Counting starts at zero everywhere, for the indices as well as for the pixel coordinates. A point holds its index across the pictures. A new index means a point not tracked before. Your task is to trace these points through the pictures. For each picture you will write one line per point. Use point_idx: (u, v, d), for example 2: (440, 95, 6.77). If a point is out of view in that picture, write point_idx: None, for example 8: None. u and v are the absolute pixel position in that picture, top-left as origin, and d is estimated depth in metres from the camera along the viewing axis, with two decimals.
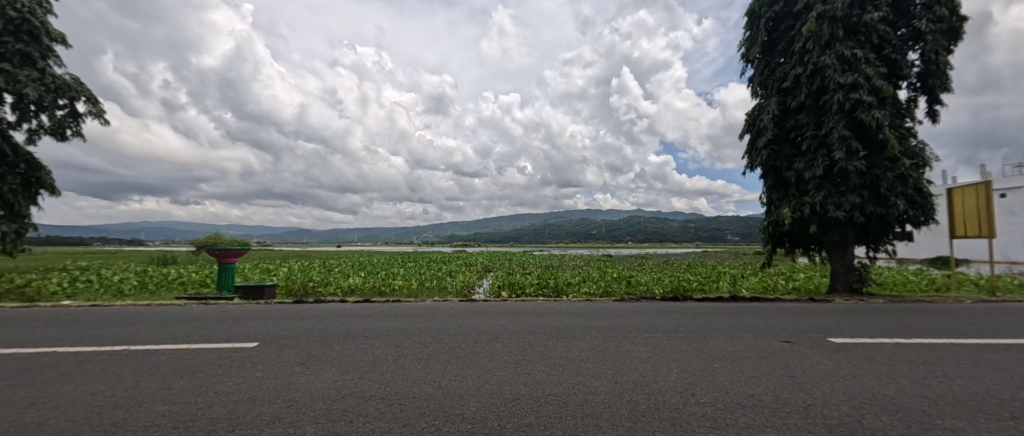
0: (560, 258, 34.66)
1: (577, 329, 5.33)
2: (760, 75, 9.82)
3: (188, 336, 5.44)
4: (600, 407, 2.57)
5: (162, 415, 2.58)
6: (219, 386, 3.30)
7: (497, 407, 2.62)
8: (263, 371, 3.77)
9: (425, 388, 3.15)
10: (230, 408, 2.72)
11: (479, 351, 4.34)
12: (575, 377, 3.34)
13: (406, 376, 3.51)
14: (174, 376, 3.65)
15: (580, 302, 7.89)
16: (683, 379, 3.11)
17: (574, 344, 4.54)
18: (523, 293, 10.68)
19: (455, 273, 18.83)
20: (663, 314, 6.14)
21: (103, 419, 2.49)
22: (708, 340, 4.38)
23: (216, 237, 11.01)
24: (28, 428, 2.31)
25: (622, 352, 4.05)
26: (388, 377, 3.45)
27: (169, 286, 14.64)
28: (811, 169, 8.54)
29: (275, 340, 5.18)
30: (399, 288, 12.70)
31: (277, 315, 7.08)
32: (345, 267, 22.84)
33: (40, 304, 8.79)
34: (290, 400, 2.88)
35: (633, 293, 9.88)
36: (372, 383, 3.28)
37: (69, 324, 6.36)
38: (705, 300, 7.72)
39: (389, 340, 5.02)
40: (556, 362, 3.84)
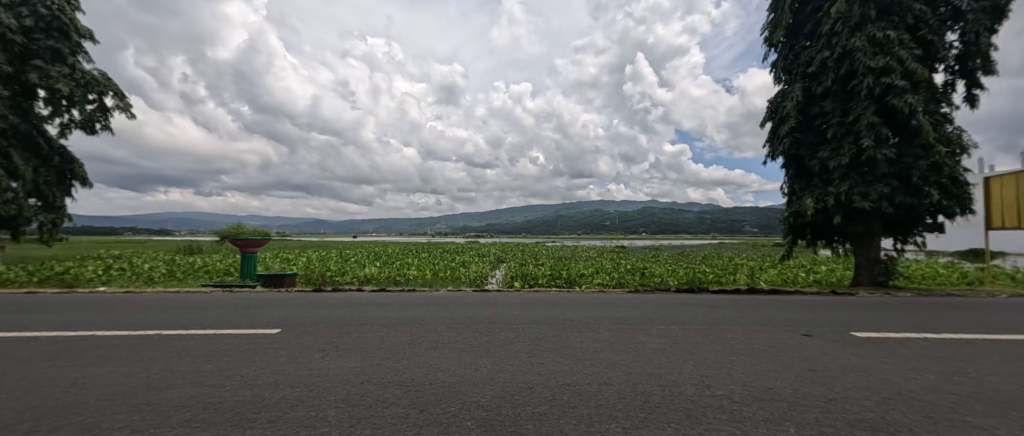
0: (573, 249, 34.27)
1: (587, 320, 4.23)
2: (783, 60, 9.23)
3: (196, 302, 5.57)
4: (613, 397, 1.87)
5: (18, 389, 2.12)
6: (112, 371, 2.41)
7: (511, 396, 1.92)
8: (233, 348, 2.94)
9: (439, 374, 2.33)
10: (122, 382, 2.21)
11: (493, 340, 3.20)
12: (584, 358, 2.68)
13: (424, 358, 2.72)
14: (91, 347, 3.04)
15: (592, 292, 7.26)
16: (697, 371, 2.34)
17: (585, 334, 3.46)
18: (533, 283, 9.75)
19: (467, 262, 18.95)
20: (678, 304, 5.67)
21: (9, 398, 1.98)
22: (720, 331, 3.72)
23: (237, 227, 9.23)
24: None
25: (634, 344, 3.08)
26: (408, 363, 2.55)
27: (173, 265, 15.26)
28: (836, 158, 8.12)
29: (243, 309, 4.84)
30: (414, 276, 11.63)
31: (247, 295, 6.41)
32: (356, 255, 23.39)
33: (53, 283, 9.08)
34: (313, 383, 2.15)
35: (646, 285, 8.83)
36: (385, 370, 2.41)
37: (83, 293, 6.69)
38: (716, 292, 7.64)
39: (409, 310, 4.79)
40: (571, 352, 2.82)
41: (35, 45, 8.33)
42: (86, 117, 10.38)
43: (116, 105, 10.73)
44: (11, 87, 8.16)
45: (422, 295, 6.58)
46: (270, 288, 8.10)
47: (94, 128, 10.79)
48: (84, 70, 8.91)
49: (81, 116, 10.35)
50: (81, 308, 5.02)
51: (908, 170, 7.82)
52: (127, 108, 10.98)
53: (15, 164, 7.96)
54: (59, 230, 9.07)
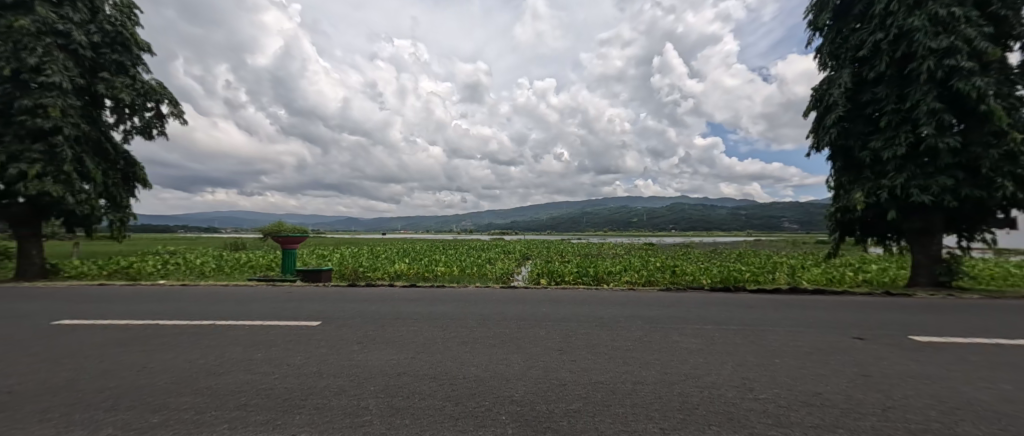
0: (599, 246, 33.71)
1: (618, 318, 4.16)
2: (830, 44, 8.62)
3: (244, 295, 5.95)
4: (649, 397, 1.83)
5: (97, 372, 2.34)
6: (176, 357, 2.63)
7: (544, 392, 1.93)
8: (278, 339, 3.12)
9: (473, 369, 2.36)
10: (184, 367, 2.40)
11: (523, 336, 3.22)
12: (617, 356, 2.63)
13: (458, 352, 2.76)
14: (156, 335, 3.34)
15: (622, 290, 7.10)
16: (737, 373, 2.25)
17: (617, 332, 3.40)
18: (561, 279, 9.72)
19: (493, 259, 19.14)
20: (713, 304, 5.47)
21: (92, 380, 2.19)
22: (761, 332, 3.54)
23: (279, 225, 9.86)
24: (25, 379, 2.19)
25: (668, 344, 3.00)
26: (441, 357, 2.62)
27: (220, 261, 16.38)
28: (891, 149, 7.51)
29: (285, 302, 5.12)
30: (441, 272, 11.86)
31: (287, 289, 6.77)
32: (387, 252, 24.20)
33: (120, 275, 9.93)
34: (353, 373, 2.25)
35: (678, 283, 8.56)
36: (423, 363, 2.48)
37: (145, 285, 7.29)
38: (753, 291, 7.31)
39: (439, 306, 4.89)
40: (603, 350, 2.78)
41: (102, 58, 9.14)
42: (145, 124, 11.28)
43: (171, 112, 11.59)
44: (84, 98, 9.00)
45: (451, 291, 6.71)
46: (309, 282, 8.53)
47: (152, 134, 11.74)
48: (143, 80, 9.68)
49: (142, 123, 11.27)
50: (145, 299, 5.51)
51: (976, 160, 7.10)
52: (180, 114, 11.82)
53: (87, 168, 8.79)
54: (126, 228, 9.91)
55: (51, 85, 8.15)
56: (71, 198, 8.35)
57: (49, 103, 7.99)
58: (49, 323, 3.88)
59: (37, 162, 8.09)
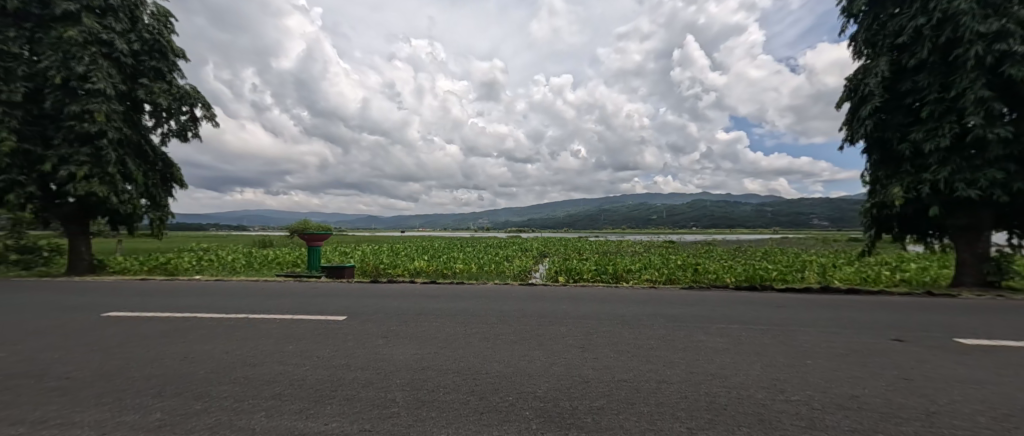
0: (617, 244, 33.30)
1: (640, 316, 4.10)
2: (865, 31, 8.18)
3: (274, 290, 6.21)
4: (674, 396, 1.81)
5: (145, 360, 2.49)
6: (214, 348, 2.77)
7: (567, 389, 1.93)
8: (308, 332, 3.24)
9: (495, 365, 2.38)
10: (222, 357, 2.53)
11: (544, 333, 3.23)
12: (640, 354, 2.60)
13: (481, 348, 2.79)
14: (195, 327, 3.52)
15: (642, 288, 7.00)
16: (767, 373, 2.19)
17: (639, 330, 3.36)
18: (580, 277, 9.68)
19: (511, 256, 19.21)
20: (738, 303, 5.32)
21: (140, 368, 2.34)
22: (790, 332, 3.42)
23: (305, 223, 10.22)
24: (82, 367, 2.36)
25: (693, 343, 2.94)
26: (464, 352, 2.66)
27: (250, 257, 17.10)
28: (933, 140, 7.08)
29: (312, 298, 5.30)
30: (461, 269, 12.01)
31: (313, 284, 7.01)
32: (407, 249, 24.67)
33: (160, 271, 10.53)
34: (379, 367, 2.32)
35: (701, 282, 8.36)
36: (447, 358, 2.52)
37: (183, 280, 7.71)
38: (780, 291, 7.06)
39: (459, 302, 4.96)
40: (625, 348, 2.76)
41: (142, 65, 9.65)
42: (181, 127, 11.86)
43: (204, 115, 12.15)
44: (125, 103, 9.52)
45: (471, 287, 6.79)
46: (334, 278, 8.81)
47: (187, 137, 12.34)
48: (179, 85, 10.17)
49: (178, 126, 11.86)
50: (184, 294, 5.82)
51: None
52: (212, 117, 12.37)
53: (129, 169, 9.33)
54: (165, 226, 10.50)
55: (96, 91, 8.66)
56: (114, 198, 8.90)
57: (95, 109, 8.49)
58: (99, 315, 4.16)
59: (85, 164, 8.63)
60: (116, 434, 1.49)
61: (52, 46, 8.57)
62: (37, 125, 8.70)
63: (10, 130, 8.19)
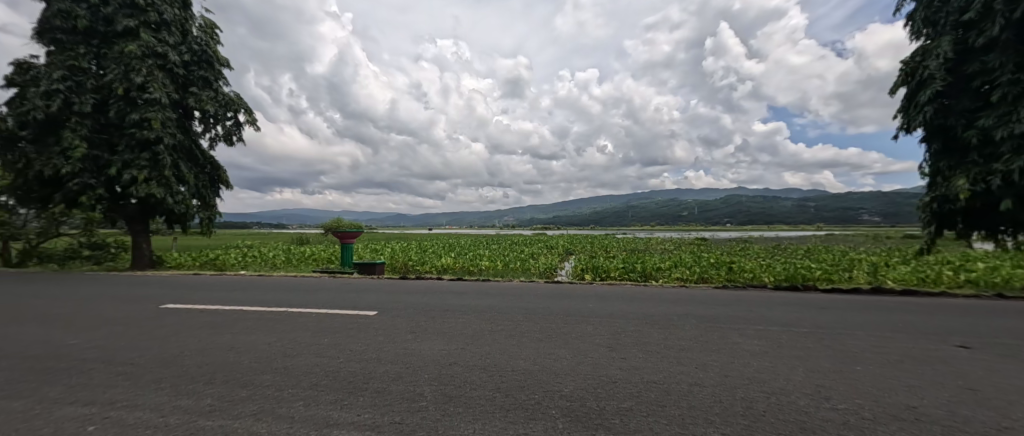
0: (645, 241, 32.44)
1: (670, 316, 3.98)
2: (924, 9, 7.46)
3: (311, 285, 6.54)
4: (707, 400, 1.73)
5: (196, 350, 2.70)
6: (256, 340, 2.95)
7: (594, 389, 1.90)
8: (341, 326, 3.38)
9: (520, 363, 2.38)
10: (262, 349, 2.69)
11: (570, 331, 3.19)
12: (670, 355, 2.52)
13: (508, 345, 2.81)
14: (240, 319, 3.77)
15: (672, 286, 6.78)
16: (810, 379, 2.05)
17: (669, 330, 3.26)
18: (606, 274, 9.50)
19: (537, 254, 19.14)
20: (777, 304, 5.04)
21: (192, 356, 2.54)
22: (836, 336, 3.20)
23: (338, 221, 10.68)
24: (145, 354, 2.59)
25: (727, 345, 2.82)
26: (490, 349, 2.68)
27: (288, 254, 18.08)
28: (1006, 126, 6.36)
29: (345, 293, 5.53)
30: (486, 266, 12.12)
31: (346, 280, 7.31)
32: (435, 246, 25.23)
33: (210, 266, 11.36)
34: (408, 361, 2.39)
35: (735, 281, 7.98)
36: (475, 354, 2.56)
37: (228, 275, 8.23)
38: (824, 291, 6.62)
39: (485, 299, 5.02)
40: (655, 348, 2.68)
41: (192, 75, 10.39)
42: (226, 132, 12.69)
43: (247, 120, 12.92)
44: (178, 111, 10.30)
45: (497, 284, 6.85)
46: (366, 274, 9.16)
47: (232, 140, 13.18)
48: (224, 93, 10.87)
49: (224, 131, 12.71)
50: (230, 288, 6.25)
51: None
52: (254, 121, 13.14)
53: (182, 172, 10.11)
54: (213, 224, 11.30)
55: (153, 101, 9.42)
56: (170, 199, 9.67)
57: (152, 117, 9.24)
58: (158, 307, 4.55)
59: (144, 168, 9.41)
60: (173, 416, 1.62)
61: (115, 60, 9.40)
62: (103, 133, 9.59)
63: (81, 138, 9.08)
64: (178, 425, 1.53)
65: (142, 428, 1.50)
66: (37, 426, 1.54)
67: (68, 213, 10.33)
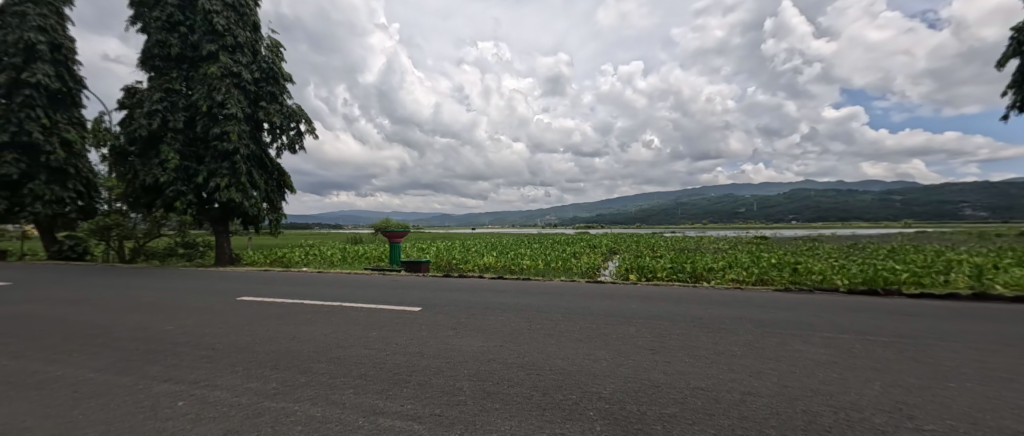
0: (697, 240, 30.58)
1: (722, 320, 3.70)
2: None
3: (362, 282, 6.99)
4: (762, 411, 1.60)
5: (264, 338, 3.00)
6: (313, 331, 3.21)
7: (635, 392, 1.83)
8: (388, 321, 3.57)
9: (558, 363, 2.36)
10: (319, 339, 2.93)
11: (611, 332, 3.10)
12: (721, 361, 2.35)
13: (547, 344, 2.80)
14: (301, 312, 4.12)
15: (725, 289, 6.32)
16: (888, 395, 1.81)
17: (721, 335, 3.04)
18: (652, 275, 9.07)
19: (579, 253, 18.79)
20: (850, 309, 4.50)
21: (259, 344, 2.83)
22: (923, 347, 2.79)
23: (386, 222, 11.30)
24: (223, 340, 2.93)
25: (788, 353, 2.57)
26: (528, 347, 2.69)
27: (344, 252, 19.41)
28: None
29: (392, 289, 5.83)
30: (527, 265, 12.14)
31: (394, 277, 7.70)
32: (478, 245, 25.75)
33: (278, 263, 12.56)
34: (449, 356, 2.47)
35: (800, 283, 7.23)
36: (513, 352, 2.57)
37: (291, 272, 9.02)
38: (911, 297, 5.78)
39: (525, 298, 5.02)
40: (704, 353, 2.52)
41: (262, 90, 11.53)
42: (290, 141, 13.94)
43: (307, 129, 14.09)
44: (250, 123, 11.49)
45: (537, 283, 6.82)
46: (411, 272, 9.58)
47: (295, 149, 14.43)
48: (288, 105, 11.92)
49: (288, 140, 13.97)
50: (294, 283, 6.86)
51: None
52: (313, 130, 14.29)
53: (255, 179, 11.29)
54: (281, 225, 12.47)
55: (230, 116, 10.60)
56: (246, 203, 10.85)
57: (230, 130, 10.40)
58: (236, 299, 5.12)
59: (225, 176, 10.64)
60: (244, 396, 1.81)
61: (200, 82, 10.71)
62: (192, 146, 10.98)
63: (175, 151, 10.48)
64: (248, 405, 1.71)
65: (221, 406, 1.70)
66: (141, 399, 1.80)
67: (166, 216, 11.98)
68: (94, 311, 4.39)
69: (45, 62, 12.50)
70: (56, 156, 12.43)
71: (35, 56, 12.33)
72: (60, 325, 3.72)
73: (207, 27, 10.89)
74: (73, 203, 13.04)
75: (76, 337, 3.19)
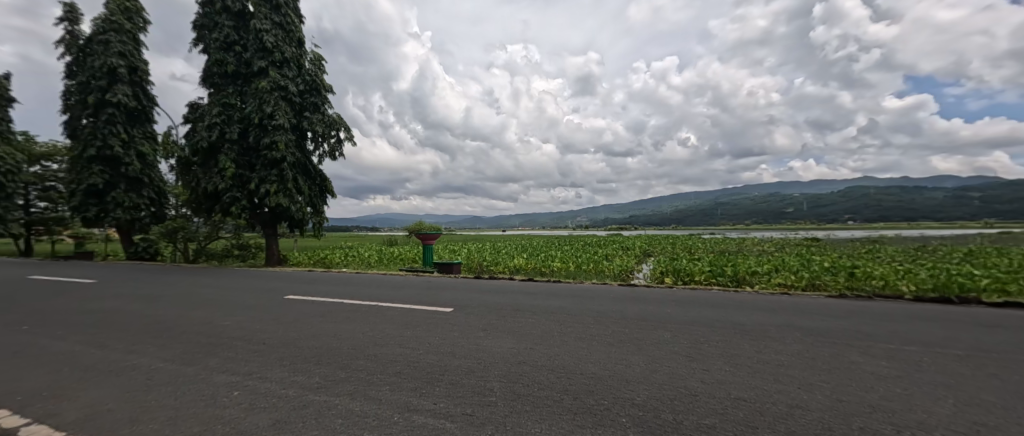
0: (740, 242, 28.82)
1: (767, 327, 3.48)
2: None
3: (398, 282, 7.25)
4: (812, 426, 1.49)
5: (308, 335, 3.19)
6: (351, 329, 3.37)
7: (671, 400, 1.76)
8: (422, 321, 3.69)
9: (590, 367, 2.31)
10: (356, 337, 3.07)
11: (645, 337, 3.01)
12: (764, 371, 2.21)
13: (577, 347, 2.76)
14: (342, 311, 4.35)
15: (771, 294, 5.92)
16: (962, 415, 1.62)
17: (765, 343, 2.85)
18: (689, 278, 8.69)
19: (612, 255, 18.36)
20: (918, 319, 4.06)
21: (304, 340, 3.02)
22: (1008, 363, 2.46)
23: (420, 224, 11.65)
24: (272, 336, 3.14)
25: (841, 364, 2.37)
26: (558, 350, 2.67)
27: (380, 254, 20.19)
28: None
29: (425, 290, 5.99)
30: (558, 267, 12.02)
31: (427, 278, 7.92)
32: (509, 247, 25.85)
33: (321, 264, 13.31)
34: (480, 357, 2.50)
35: (858, 289, 6.62)
36: (543, 355, 2.56)
37: (332, 272, 9.52)
38: (993, 306, 5.13)
39: (556, 300, 4.98)
40: (745, 362, 2.38)
41: (306, 101, 12.29)
42: (331, 148, 14.75)
43: (346, 137, 14.84)
44: (296, 133, 12.28)
45: (569, 286, 6.75)
46: (444, 273, 9.80)
47: (335, 155, 15.23)
48: (329, 114, 12.61)
49: (329, 148, 14.78)
50: (335, 283, 7.24)
51: None
52: (351, 138, 15.02)
53: (300, 184, 12.05)
54: (323, 228, 13.23)
55: (279, 126, 11.40)
56: (292, 207, 11.62)
57: (278, 140, 11.20)
58: (283, 297, 5.49)
59: (274, 182, 11.46)
60: (291, 389, 1.94)
61: (253, 96, 11.59)
62: (246, 156, 11.92)
63: (231, 160, 11.42)
64: (294, 397, 1.83)
65: (270, 397, 1.83)
66: (203, 388, 1.98)
67: (224, 220, 13.07)
68: (164, 307, 4.88)
69: (125, 83, 14.08)
70: (133, 168, 14.00)
71: (116, 79, 13.91)
72: (138, 319, 4.17)
73: (259, 45, 11.78)
74: (147, 209, 14.63)
75: (149, 330, 3.56)
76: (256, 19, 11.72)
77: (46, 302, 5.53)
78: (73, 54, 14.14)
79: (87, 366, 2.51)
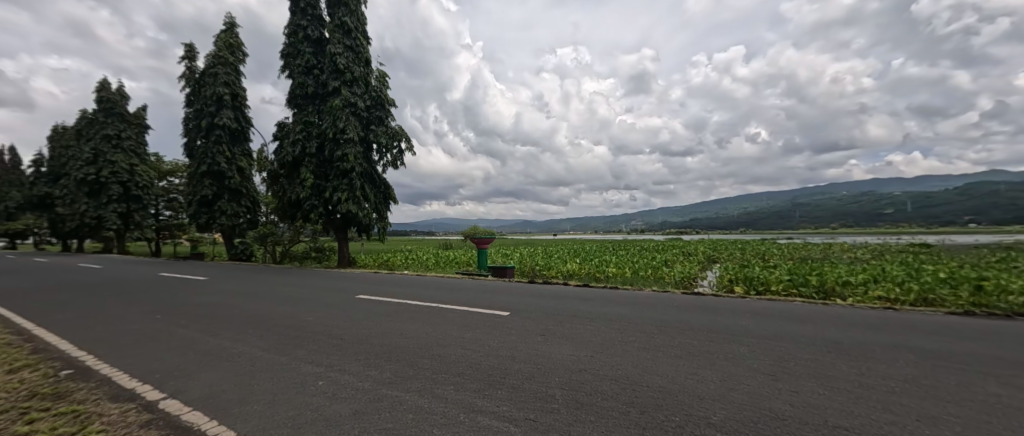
0: (827, 248, 25.39)
1: (866, 345, 3.04)
2: None
3: (456, 285, 7.53)
4: None
5: (378, 332, 3.43)
6: (416, 329, 3.56)
7: (753, 422, 1.60)
8: (480, 324, 3.77)
9: (657, 380, 2.18)
10: (420, 336, 3.24)
11: (718, 351, 2.77)
12: (867, 397, 1.92)
13: (641, 358, 2.62)
14: (406, 311, 4.62)
15: (869, 308, 5.15)
16: None
17: (868, 365, 2.47)
18: (765, 287, 7.87)
19: (673, 262, 17.28)
20: None
21: (375, 336, 3.25)
22: None
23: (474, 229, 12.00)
24: (347, 332, 3.43)
25: (973, 395, 1.97)
26: (621, 360, 2.56)
27: (437, 257, 21.11)
28: None
29: (482, 293, 6.13)
30: (614, 273, 11.60)
31: (483, 282, 8.08)
32: (562, 252, 25.52)
33: (385, 266, 14.28)
34: (539, 362, 2.49)
35: (990, 307, 5.48)
36: (604, 364, 2.47)
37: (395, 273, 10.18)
38: None
39: (615, 307, 4.81)
40: (843, 385, 2.08)
41: (372, 115, 13.34)
42: (393, 158, 15.83)
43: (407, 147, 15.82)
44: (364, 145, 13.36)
45: (627, 293, 6.48)
46: (498, 277, 9.97)
47: (396, 164, 16.29)
48: (392, 127, 13.55)
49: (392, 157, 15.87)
50: (399, 285, 7.70)
51: None
52: (411, 147, 15.98)
53: (366, 192, 13.10)
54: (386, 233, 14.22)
55: (349, 140, 12.52)
56: (360, 213, 12.66)
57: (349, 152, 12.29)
58: (355, 297, 5.98)
59: (345, 191, 12.58)
60: (366, 382, 2.09)
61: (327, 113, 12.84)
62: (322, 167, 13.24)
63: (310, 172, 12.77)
64: (370, 390, 1.97)
65: (350, 388, 1.99)
66: (294, 376, 2.21)
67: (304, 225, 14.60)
68: (260, 302, 5.58)
69: (228, 109, 16.43)
70: (234, 180, 16.43)
71: (222, 105, 16.29)
72: (240, 312, 4.81)
73: (333, 67, 13.05)
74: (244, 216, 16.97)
75: (250, 322, 4.08)
76: (331, 44, 13.00)
77: (171, 295, 6.59)
78: (192, 87, 16.86)
79: (205, 352, 2.94)
